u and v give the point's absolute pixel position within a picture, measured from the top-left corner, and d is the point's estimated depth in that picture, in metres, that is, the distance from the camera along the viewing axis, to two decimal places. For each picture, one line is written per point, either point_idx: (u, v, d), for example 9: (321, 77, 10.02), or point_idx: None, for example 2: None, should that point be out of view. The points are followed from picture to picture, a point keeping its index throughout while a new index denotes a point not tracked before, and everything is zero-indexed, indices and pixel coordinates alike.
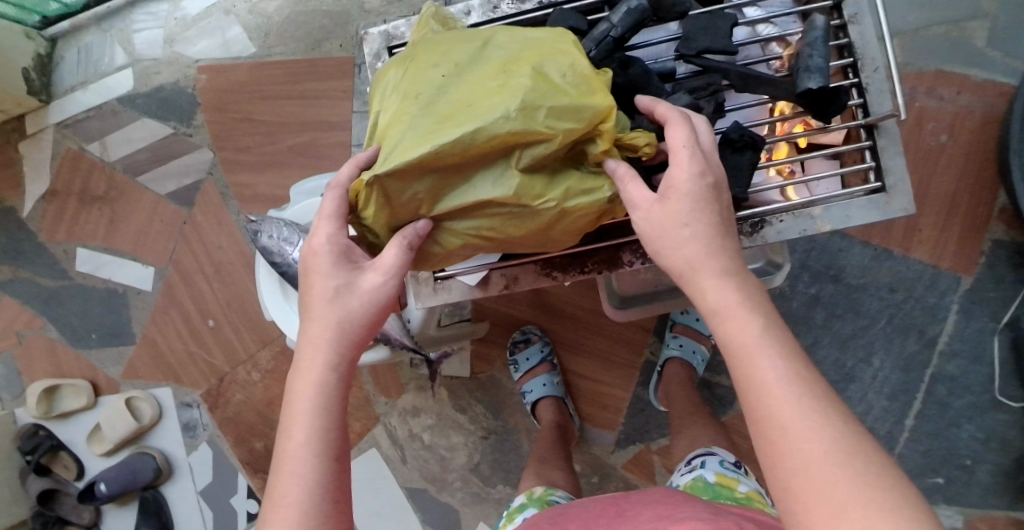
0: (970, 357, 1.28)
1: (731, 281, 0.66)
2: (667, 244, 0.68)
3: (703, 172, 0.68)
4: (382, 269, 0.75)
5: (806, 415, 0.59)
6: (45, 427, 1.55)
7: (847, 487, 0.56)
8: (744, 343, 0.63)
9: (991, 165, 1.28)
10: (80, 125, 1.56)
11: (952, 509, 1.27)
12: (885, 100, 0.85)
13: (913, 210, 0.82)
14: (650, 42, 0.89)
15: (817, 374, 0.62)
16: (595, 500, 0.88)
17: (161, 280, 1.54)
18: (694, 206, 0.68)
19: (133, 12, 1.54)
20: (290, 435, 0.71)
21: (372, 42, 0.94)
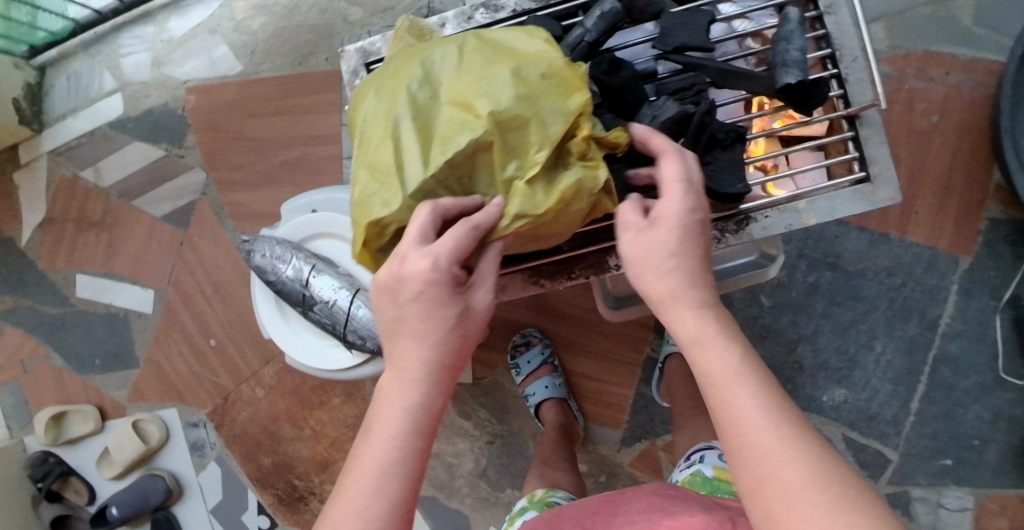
0: (973, 337, 1.27)
1: (708, 312, 0.65)
2: (649, 274, 0.66)
3: (693, 208, 0.68)
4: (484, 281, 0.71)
5: (783, 446, 0.58)
6: (54, 453, 1.56)
7: (836, 518, 0.54)
8: (722, 374, 0.62)
9: (985, 143, 1.27)
10: (73, 152, 1.56)
11: (962, 490, 1.26)
12: (866, 89, 0.84)
13: (899, 198, 0.81)
14: (628, 44, 0.89)
15: (793, 404, 0.61)
16: (593, 499, 0.89)
17: (161, 302, 1.54)
18: (681, 236, 0.67)
19: (119, 36, 1.55)
20: (370, 440, 0.66)
21: (349, 60, 0.94)
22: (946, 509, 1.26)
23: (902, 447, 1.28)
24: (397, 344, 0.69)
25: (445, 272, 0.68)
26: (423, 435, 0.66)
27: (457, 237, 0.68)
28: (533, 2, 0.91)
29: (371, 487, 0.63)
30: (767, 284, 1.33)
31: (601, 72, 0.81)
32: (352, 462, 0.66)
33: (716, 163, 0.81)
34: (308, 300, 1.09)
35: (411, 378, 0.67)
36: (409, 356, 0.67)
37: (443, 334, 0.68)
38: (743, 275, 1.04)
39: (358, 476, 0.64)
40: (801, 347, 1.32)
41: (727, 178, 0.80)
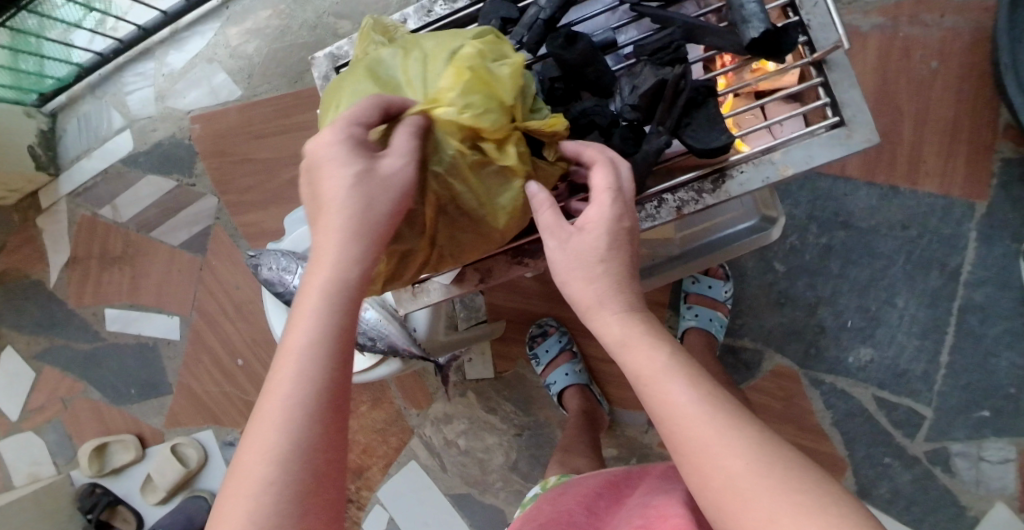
0: (997, 283, 1.24)
1: (631, 315, 0.68)
2: (574, 280, 0.69)
3: (621, 216, 0.70)
4: (399, 153, 0.69)
5: (721, 436, 0.60)
6: (101, 483, 1.60)
7: (775, 498, 0.57)
8: (653, 371, 0.65)
9: (988, 83, 1.24)
10: (90, 192, 1.61)
11: (1003, 442, 1.23)
12: (829, 32, 0.82)
13: (875, 139, 0.79)
14: (587, 16, 0.89)
15: (725, 393, 0.64)
16: (595, 477, 0.89)
17: (187, 327, 1.58)
18: (607, 242, 0.69)
19: (122, 75, 1.60)
20: (292, 331, 0.66)
21: (319, 65, 0.96)
22: (988, 462, 1.23)
23: (935, 402, 1.25)
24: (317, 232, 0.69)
25: (355, 135, 0.68)
26: (328, 414, 0.64)
27: (404, 143, 0.70)
28: None
29: (297, 373, 0.64)
30: (779, 249, 1.32)
31: (557, 46, 0.80)
32: (244, 447, 0.63)
33: (694, 121, 0.80)
34: None
35: (325, 269, 0.66)
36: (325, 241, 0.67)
37: (357, 201, 0.67)
38: (745, 240, 1.03)
39: (284, 363, 0.64)
40: (820, 310, 1.30)
41: (708, 132, 0.80)
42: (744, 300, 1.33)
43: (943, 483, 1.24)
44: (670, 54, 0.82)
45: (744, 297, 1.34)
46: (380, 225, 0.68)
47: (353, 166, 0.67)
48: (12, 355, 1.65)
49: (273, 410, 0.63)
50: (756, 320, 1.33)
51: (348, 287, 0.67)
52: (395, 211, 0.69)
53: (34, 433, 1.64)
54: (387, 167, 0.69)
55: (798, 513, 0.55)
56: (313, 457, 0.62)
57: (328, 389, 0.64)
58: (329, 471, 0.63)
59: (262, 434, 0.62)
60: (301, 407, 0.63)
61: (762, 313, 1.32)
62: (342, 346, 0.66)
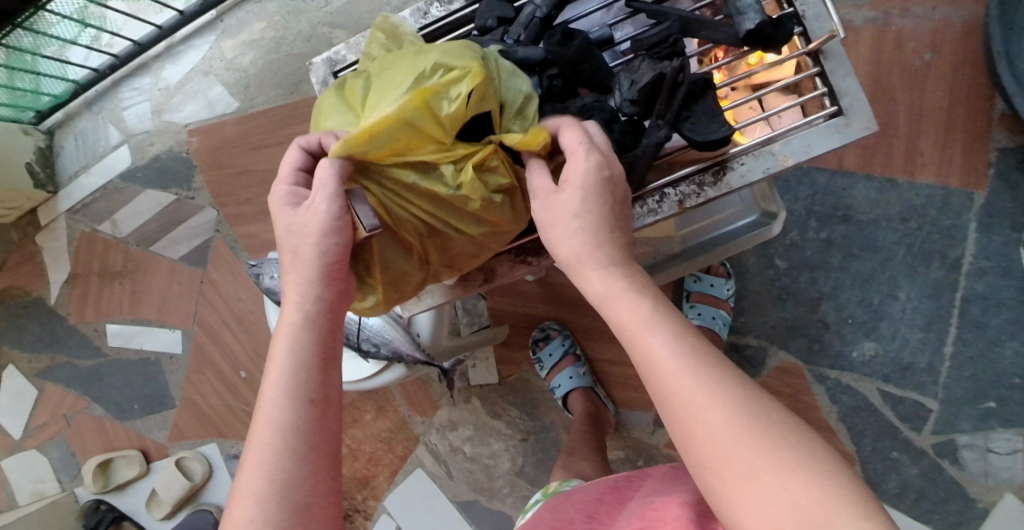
0: (999, 272, 1.24)
1: (617, 271, 0.68)
2: (557, 236, 0.70)
3: (600, 166, 0.70)
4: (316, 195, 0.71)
5: (703, 391, 0.60)
6: (106, 500, 1.60)
7: (756, 454, 0.57)
8: (637, 326, 0.65)
9: (982, 74, 1.25)
10: (89, 208, 1.61)
11: (1010, 432, 1.22)
12: (824, 22, 0.83)
13: (874, 127, 0.80)
14: (583, 13, 0.90)
15: (710, 348, 0.64)
16: (597, 482, 0.88)
17: (189, 341, 1.58)
18: (585, 193, 0.69)
19: (119, 90, 1.60)
20: (266, 376, 0.70)
21: (317, 71, 0.96)
22: (995, 453, 1.22)
23: (940, 394, 1.25)
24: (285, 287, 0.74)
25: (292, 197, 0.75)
26: (304, 446, 0.66)
27: (324, 181, 0.71)
28: None
29: (272, 413, 0.67)
30: (780, 246, 1.32)
31: (554, 43, 0.81)
32: (234, 495, 0.65)
33: (694, 114, 0.80)
34: None
35: (289, 319, 0.71)
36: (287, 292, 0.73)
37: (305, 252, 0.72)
38: (745, 236, 1.01)
39: (262, 405, 0.68)
40: (823, 304, 1.30)
41: (707, 124, 0.80)
42: (746, 297, 1.33)
43: (951, 475, 1.23)
44: (669, 47, 0.82)
45: (746, 294, 1.34)
46: (314, 269, 0.72)
47: (287, 220, 0.74)
48: (14, 373, 1.65)
49: (255, 451, 0.66)
50: (759, 317, 1.32)
51: (311, 327, 0.71)
52: (341, 253, 0.73)
53: (37, 452, 1.64)
54: (306, 215, 0.72)
55: (776, 468, 0.56)
56: (295, 490, 0.64)
57: (302, 421, 0.67)
58: (313, 503, 0.65)
59: (247, 477, 0.65)
60: (278, 443, 0.66)
61: (765, 310, 1.32)
62: (310, 380, 0.69)
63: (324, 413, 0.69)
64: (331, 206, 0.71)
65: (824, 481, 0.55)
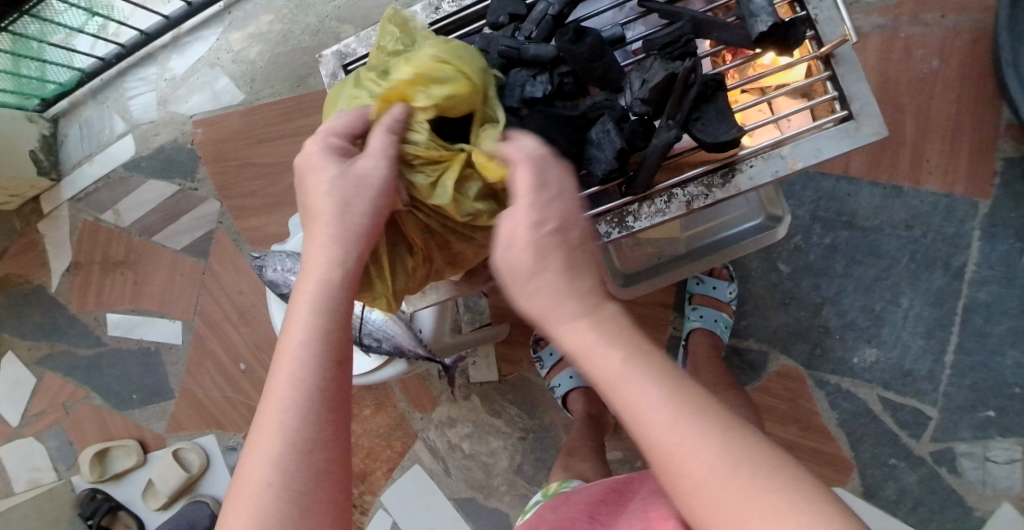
0: (1002, 281, 1.24)
1: (589, 321, 0.63)
2: (520, 294, 0.64)
3: (541, 220, 0.64)
4: (374, 154, 0.72)
5: (685, 441, 0.59)
6: (102, 490, 1.59)
7: (746, 502, 0.56)
8: (615, 378, 0.61)
9: (989, 83, 1.25)
10: (92, 197, 1.61)
11: (1009, 441, 1.22)
12: (836, 26, 0.83)
13: (884, 132, 0.80)
14: (595, 12, 0.90)
15: (692, 387, 0.62)
16: (599, 483, 0.88)
17: (189, 333, 1.58)
18: (553, 240, 0.64)
19: (124, 80, 1.60)
20: (287, 335, 0.67)
21: (327, 63, 0.96)
22: (994, 462, 1.22)
23: (940, 402, 1.25)
24: (308, 241, 0.71)
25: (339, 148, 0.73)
26: (326, 410, 0.66)
27: (385, 144, 0.73)
28: None
29: (294, 375, 0.66)
30: (783, 250, 1.32)
31: (565, 42, 0.80)
32: (248, 454, 0.65)
33: (704, 116, 0.80)
34: None
35: (320, 281, 0.68)
36: (312, 250, 0.70)
37: (347, 205, 0.70)
38: (752, 240, 1.03)
39: (282, 367, 0.66)
40: (825, 310, 1.30)
41: (718, 126, 0.80)
42: (748, 300, 1.33)
43: (949, 483, 1.23)
44: (679, 49, 0.82)
45: (749, 298, 1.34)
46: (358, 223, 0.70)
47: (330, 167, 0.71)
48: (13, 361, 1.65)
49: (275, 413, 0.65)
50: (761, 321, 1.32)
51: (340, 288, 0.69)
52: (379, 210, 0.71)
53: (35, 440, 1.63)
54: (363, 167, 0.71)
55: (766, 514, 0.55)
56: (315, 454, 0.64)
57: (324, 385, 0.66)
58: (330, 467, 0.65)
59: (263, 438, 0.64)
60: (302, 406, 0.65)
61: (767, 314, 1.32)
62: (335, 342, 0.68)
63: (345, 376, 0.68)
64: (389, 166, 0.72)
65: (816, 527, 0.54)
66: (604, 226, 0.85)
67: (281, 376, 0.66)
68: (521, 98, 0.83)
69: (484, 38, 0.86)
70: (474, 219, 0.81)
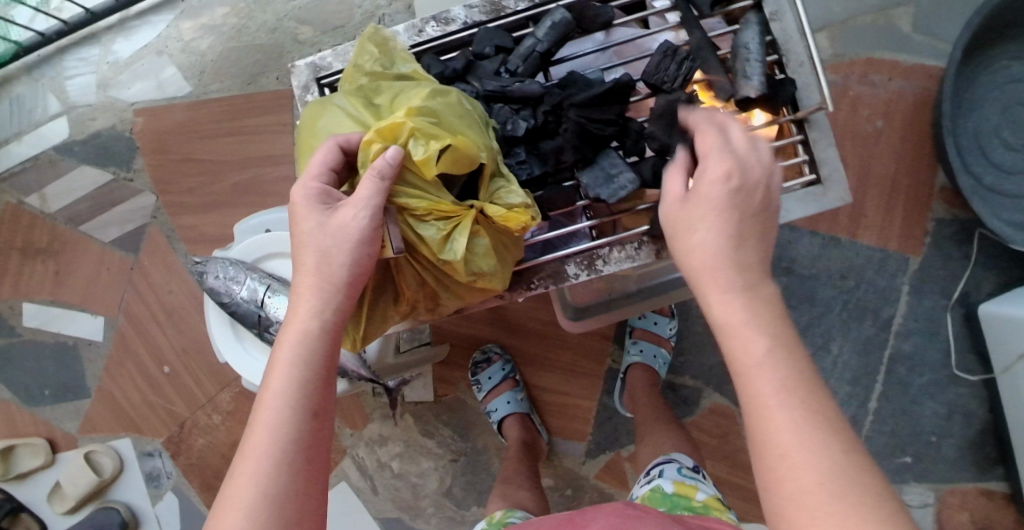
0: (925, 335, 1.29)
1: (741, 294, 0.62)
2: (681, 246, 0.65)
3: (727, 176, 0.64)
4: (357, 203, 0.69)
5: (803, 445, 0.57)
6: (3, 490, 1.50)
7: (844, 524, 0.54)
8: (748, 359, 0.60)
9: (928, 146, 1.30)
10: (18, 178, 1.52)
11: (922, 487, 1.28)
12: (812, 93, 0.82)
13: (849, 199, 0.81)
14: (578, 53, 0.88)
15: (824, 397, 0.59)
16: (552, 518, 0.86)
17: (112, 330, 1.50)
18: (726, 193, 0.64)
19: (63, 59, 1.52)
20: (268, 384, 0.67)
21: (299, 74, 0.92)
22: (908, 505, 1.27)
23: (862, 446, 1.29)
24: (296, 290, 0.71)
25: (319, 192, 0.71)
26: (300, 468, 0.64)
27: (372, 193, 0.69)
28: (483, 14, 0.89)
29: (271, 429, 0.65)
30: None
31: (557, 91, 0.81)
32: (221, 503, 0.63)
33: None
34: (264, 321, 1.07)
35: (309, 331, 0.69)
36: (299, 299, 0.70)
37: (331, 256, 0.69)
38: None
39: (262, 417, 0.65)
40: None
41: None
42: (687, 337, 1.35)
43: None
44: (677, 65, 0.80)
45: (686, 335, 1.35)
46: (340, 275, 0.69)
47: (314, 219, 0.70)
48: None
49: (249, 465, 0.63)
50: (698, 358, 1.34)
51: (323, 341, 0.69)
52: (356, 261, 0.70)
53: None
54: (345, 217, 0.69)
55: None
56: (285, 510, 0.62)
57: (300, 436, 0.65)
58: (303, 520, 0.63)
59: (239, 486, 0.63)
60: (276, 461, 0.63)
61: (703, 351, 1.34)
62: (315, 395, 0.67)
63: (321, 428, 0.67)
64: (372, 217, 0.69)
65: None
66: (574, 267, 0.85)
67: (259, 426, 0.65)
68: (502, 137, 0.81)
69: (468, 65, 0.84)
70: (478, 277, 0.78)
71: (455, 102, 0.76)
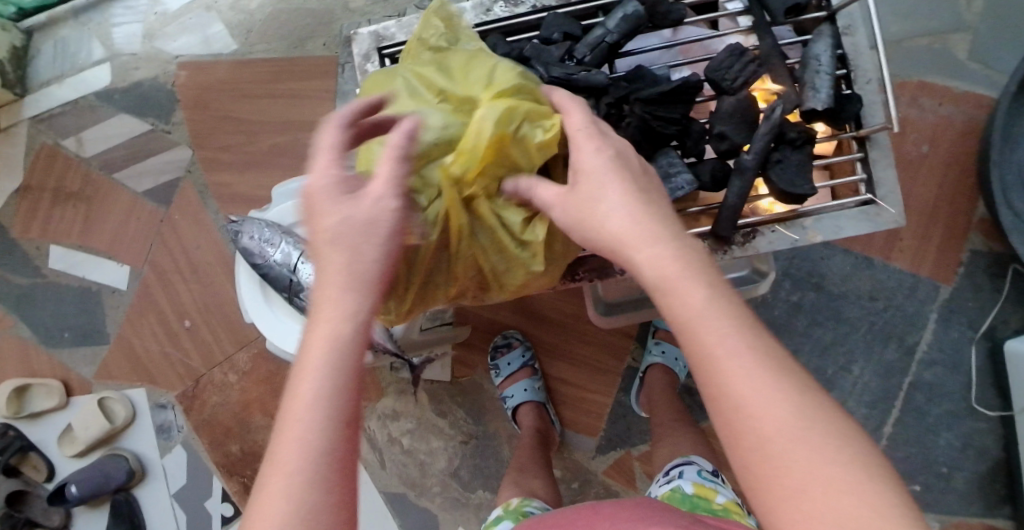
0: (948, 365, 1.29)
1: (668, 247, 0.60)
2: (592, 225, 0.64)
3: (600, 148, 0.66)
4: (382, 185, 0.66)
5: (760, 394, 0.54)
6: (15, 427, 1.51)
7: (814, 466, 0.52)
8: (690, 316, 0.57)
9: (971, 176, 1.29)
10: (55, 120, 1.52)
11: (930, 516, 1.27)
12: (877, 112, 0.83)
13: (903, 222, 0.81)
14: (645, 48, 0.88)
15: (773, 343, 0.57)
16: (571, 511, 0.86)
17: (136, 280, 1.51)
18: (608, 168, 0.65)
19: (112, 6, 1.52)
20: (298, 390, 0.59)
21: (361, 42, 0.93)
22: None
23: None
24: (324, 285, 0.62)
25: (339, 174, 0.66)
26: (332, 472, 0.57)
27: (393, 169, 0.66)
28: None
29: (301, 436, 0.58)
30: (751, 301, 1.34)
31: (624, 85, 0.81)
32: (251, 514, 0.57)
33: (785, 161, 0.79)
34: (295, 286, 1.08)
35: (326, 333, 0.60)
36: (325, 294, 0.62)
37: (360, 246, 0.63)
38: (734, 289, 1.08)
39: (292, 419, 0.58)
40: None
41: (796, 177, 0.78)
42: None
43: None
44: (742, 65, 0.80)
45: None
46: (371, 270, 0.63)
47: (338, 205, 0.64)
48: None
49: (281, 476, 0.57)
50: None
51: (357, 339, 0.62)
52: (386, 254, 0.64)
53: None
54: (370, 204, 0.64)
55: (831, 481, 0.52)
56: (319, 518, 0.56)
57: (330, 444, 0.58)
58: (343, 501, 0.57)
59: (269, 500, 0.56)
60: (307, 468, 0.57)
61: None
62: (344, 395, 0.60)
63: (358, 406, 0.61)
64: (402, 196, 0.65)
65: (878, 499, 0.51)
66: (619, 263, 0.88)
67: (290, 434, 0.58)
68: None
69: (534, 49, 0.84)
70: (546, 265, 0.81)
71: (527, 85, 0.76)
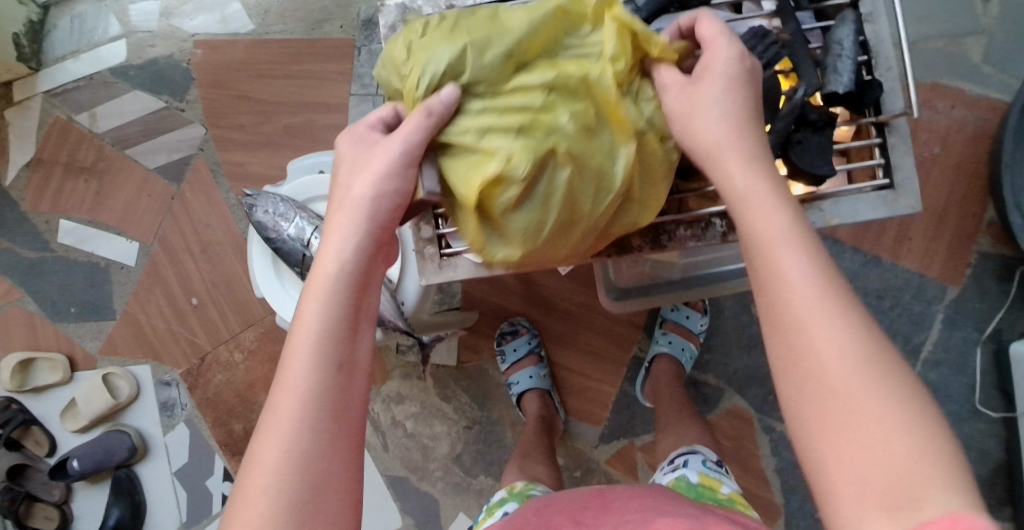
0: (953, 366, 1.29)
1: (757, 170, 0.68)
2: (693, 125, 0.73)
3: (739, 56, 0.73)
4: (399, 137, 0.74)
5: (825, 318, 0.59)
6: (17, 400, 1.50)
7: (865, 398, 0.56)
8: (770, 236, 0.64)
9: (982, 178, 1.30)
10: (69, 95, 1.53)
11: None
12: (897, 98, 0.84)
13: (919, 208, 0.83)
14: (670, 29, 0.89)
15: (842, 281, 0.62)
16: (578, 494, 0.86)
17: (145, 257, 1.51)
18: (733, 78, 0.72)
19: None
20: (292, 344, 0.68)
21: (389, 14, 0.95)
22: None
23: None
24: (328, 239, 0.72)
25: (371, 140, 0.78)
26: (324, 419, 0.65)
27: (414, 129, 0.74)
28: None
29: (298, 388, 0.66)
30: None
31: None
32: (247, 464, 0.64)
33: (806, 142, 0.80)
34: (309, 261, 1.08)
35: (328, 288, 0.69)
36: (326, 252, 0.72)
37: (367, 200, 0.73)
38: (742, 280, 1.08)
39: (291, 366, 0.66)
40: None
41: (815, 158, 0.80)
42: (716, 336, 1.35)
43: None
44: (766, 47, 0.81)
45: (715, 334, 1.35)
46: (377, 209, 0.73)
47: (352, 160, 0.76)
48: None
49: (281, 420, 0.65)
50: (723, 359, 1.35)
51: (351, 297, 0.70)
52: (391, 205, 0.74)
53: None
54: (386, 147, 0.74)
55: (878, 418, 0.55)
56: (308, 464, 0.63)
57: (324, 388, 0.66)
58: (328, 479, 0.64)
59: (264, 447, 0.64)
60: (308, 416, 0.65)
61: (730, 353, 1.35)
62: (338, 348, 0.68)
63: (345, 380, 0.68)
64: (410, 145, 0.74)
65: (926, 444, 0.54)
66: (639, 240, 0.90)
67: (288, 388, 0.66)
68: None
69: None
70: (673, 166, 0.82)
71: None
